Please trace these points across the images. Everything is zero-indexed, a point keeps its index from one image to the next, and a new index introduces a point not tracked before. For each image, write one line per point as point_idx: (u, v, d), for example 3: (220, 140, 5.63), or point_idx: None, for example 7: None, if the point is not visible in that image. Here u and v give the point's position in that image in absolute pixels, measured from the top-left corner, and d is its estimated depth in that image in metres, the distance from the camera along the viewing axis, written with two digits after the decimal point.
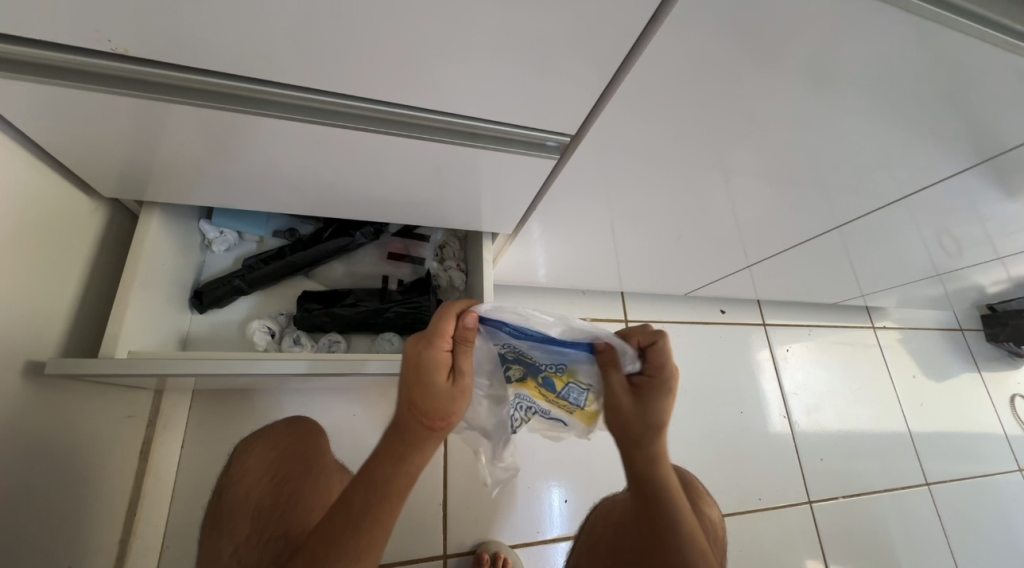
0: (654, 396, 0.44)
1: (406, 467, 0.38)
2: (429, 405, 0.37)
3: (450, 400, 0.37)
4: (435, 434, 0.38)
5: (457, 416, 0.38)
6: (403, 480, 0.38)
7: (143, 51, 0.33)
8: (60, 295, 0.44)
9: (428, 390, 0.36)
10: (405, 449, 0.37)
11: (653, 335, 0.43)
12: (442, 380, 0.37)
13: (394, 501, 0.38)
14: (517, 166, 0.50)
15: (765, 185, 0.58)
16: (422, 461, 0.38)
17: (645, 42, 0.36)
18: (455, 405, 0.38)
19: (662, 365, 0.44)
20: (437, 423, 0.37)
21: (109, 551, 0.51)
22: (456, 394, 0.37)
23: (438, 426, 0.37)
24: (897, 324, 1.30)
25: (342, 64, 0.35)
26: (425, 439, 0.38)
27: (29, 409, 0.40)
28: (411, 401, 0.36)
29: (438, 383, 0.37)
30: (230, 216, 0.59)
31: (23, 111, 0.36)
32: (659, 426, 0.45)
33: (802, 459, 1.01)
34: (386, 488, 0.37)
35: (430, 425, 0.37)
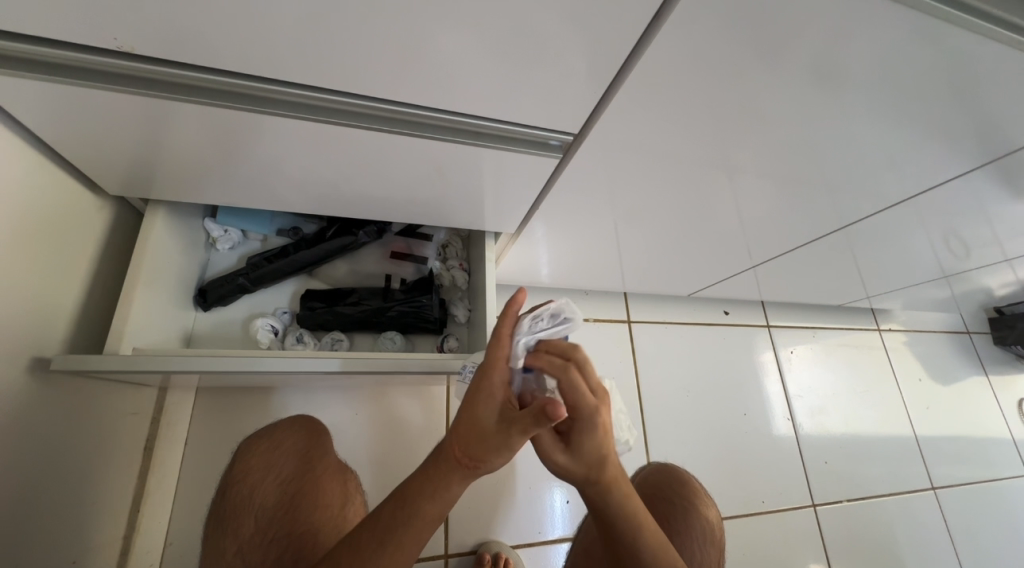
0: (582, 435, 0.42)
1: (438, 496, 0.40)
2: (473, 445, 0.38)
3: (495, 440, 0.38)
4: (472, 472, 0.40)
5: (496, 462, 0.39)
6: (433, 508, 0.40)
7: (148, 49, 0.33)
8: (65, 291, 0.45)
9: (477, 428, 0.38)
10: (442, 479, 0.40)
11: (559, 369, 0.38)
12: (494, 425, 0.38)
13: (420, 526, 0.40)
14: (520, 165, 0.50)
15: (769, 185, 0.57)
16: (454, 495, 0.41)
17: (648, 41, 0.36)
18: (495, 446, 0.38)
19: (580, 402, 0.39)
20: (476, 463, 0.39)
21: (112, 548, 0.51)
22: (503, 445, 0.38)
23: (475, 465, 0.39)
24: (903, 327, 1.29)
25: (345, 63, 0.36)
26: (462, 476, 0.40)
27: (36, 405, 0.40)
28: (459, 434, 0.39)
29: (488, 426, 0.38)
30: (235, 214, 0.59)
31: (31, 109, 0.37)
32: (595, 460, 0.43)
33: (806, 462, 1.01)
34: (414, 511, 0.40)
35: (471, 462, 0.39)
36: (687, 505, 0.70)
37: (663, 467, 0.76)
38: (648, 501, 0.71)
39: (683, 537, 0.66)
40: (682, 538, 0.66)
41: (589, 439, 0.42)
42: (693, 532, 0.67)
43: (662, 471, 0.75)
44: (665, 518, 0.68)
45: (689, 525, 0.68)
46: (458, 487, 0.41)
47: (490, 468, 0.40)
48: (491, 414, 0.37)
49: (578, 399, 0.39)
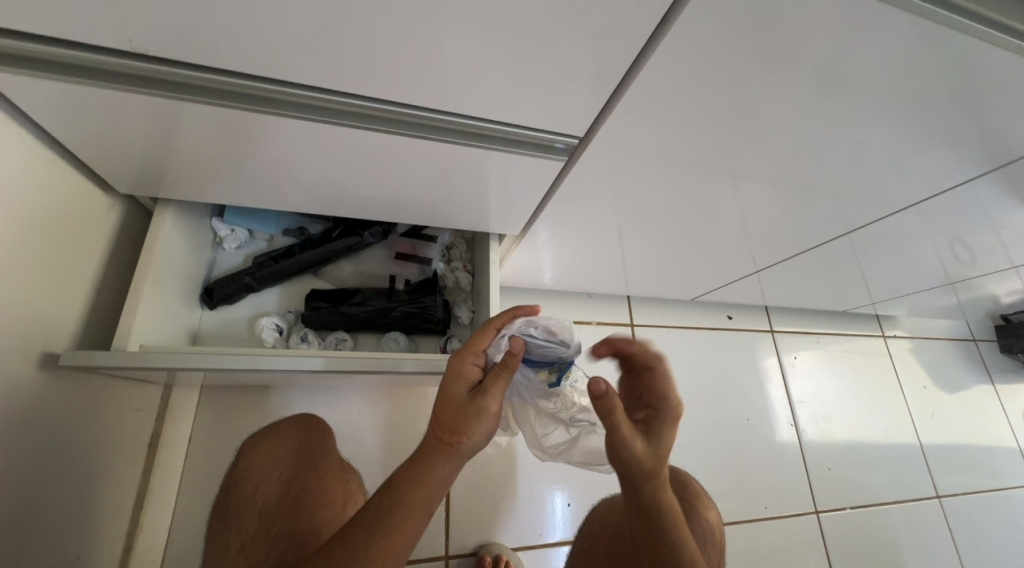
0: (657, 433, 0.46)
1: (427, 482, 0.41)
2: (448, 417, 0.41)
3: (467, 415, 0.41)
4: (455, 454, 0.41)
5: (475, 435, 0.41)
6: (421, 494, 0.41)
7: (161, 50, 0.33)
8: (74, 288, 0.45)
9: (450, 401, 0.42)
10: (426, 463, 0.41)
11: (655, 359, 0.47)
12: (464, 394, 0.42)
13: (414, 515, 0.41)
14: (525, 167, 0.50)
15: (774, 190, 0.57)
16: (444, 481, 0.42)
17: (654, 45, 0.36)
18: (466, 419, 0.41)
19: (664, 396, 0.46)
20: (454, 439, 0.41)
21: (117, 543, 0.52)
22: (475, 409, 0.41)
23: (456, 443, 0.41)
24: (908, 333, 1.28)
25: (354, 65, 0.36)
26: (447, 457, 0.41)
27: (44, 400, 0.41)
28: (436, 412, 0.42)
29: (460, 396, 0.42)
30: (242, 214, 0.60)
31: (45, 108, 0.37)
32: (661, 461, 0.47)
33: (809, 468, 1.00)
34: (405, 498, 0.41)
35: (451, 440, 0.41)
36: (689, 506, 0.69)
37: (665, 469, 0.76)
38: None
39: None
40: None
41: (659, 440, 0.46)
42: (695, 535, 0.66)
43: None
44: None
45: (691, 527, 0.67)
46: (447, 472, 0.42)
47: (470, 443, 0.41)
48: (461, 386, 0.42)
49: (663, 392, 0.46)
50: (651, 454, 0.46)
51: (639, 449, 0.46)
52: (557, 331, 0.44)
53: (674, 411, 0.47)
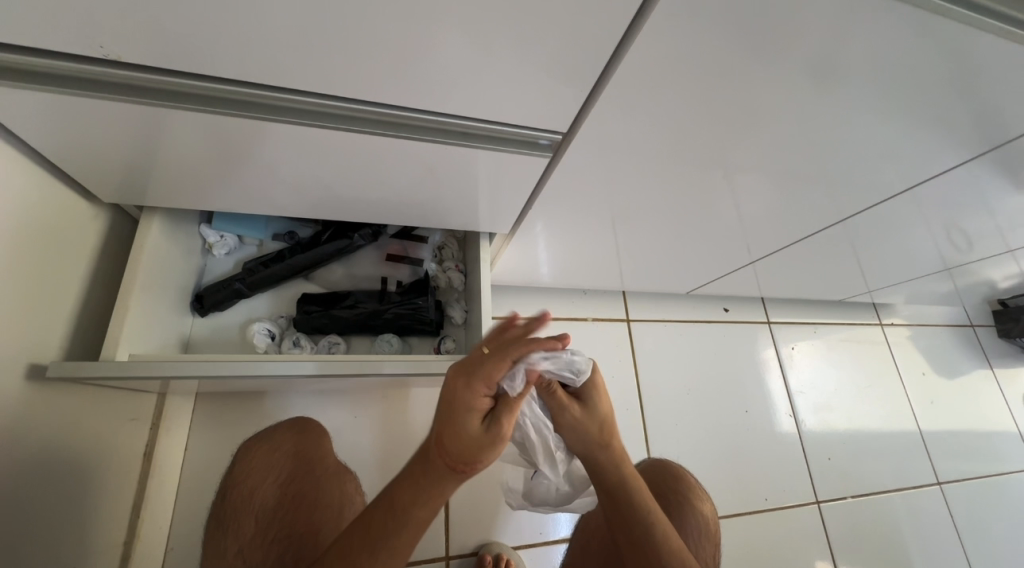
0: (588, 395, 0.50)
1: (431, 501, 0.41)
2: (456, 448, 0.38)
3: (477, 447, 0.38)
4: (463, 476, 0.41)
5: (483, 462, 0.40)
6: (423, 512, 0.41)
7: (135, 56, 0.33)
8: (61, 299, 0.45)
9: (459, 432, 0.38)
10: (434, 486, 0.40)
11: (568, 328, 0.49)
12: (475, 426, 0.38)
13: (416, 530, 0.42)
14: (511, 165, 0.50)
15: (764, 181, 0.57)
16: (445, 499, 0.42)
17: (632, 38, 0.36)
18: (477, 451, 0.39)
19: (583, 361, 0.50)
20: (464, 467, 0.39)
21: (114, 553, 0.51)
22: (490, 443, 0.39)
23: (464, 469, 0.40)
24: (906, 321, 1.28)
25: (331, 67, 0.36)
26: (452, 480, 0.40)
27: (33, 412, 0.40)
28: (440, 440, 0.39)
29: (470, 427, 0.38)
30: (230, 219, 0.59)
31: (21, 118, 0.37)
32: (605, 427, 0.51)
33: (810, 458, 1.00)
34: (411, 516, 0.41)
35: (460, 466, 0.39)
36: (681, 500, 0.70)
37: (656, 463, 0.76)
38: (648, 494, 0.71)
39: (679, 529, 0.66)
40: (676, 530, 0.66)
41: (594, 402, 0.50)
42: (687, 527, 0.67)
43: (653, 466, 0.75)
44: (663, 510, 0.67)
45: (684, 520, 0.67)
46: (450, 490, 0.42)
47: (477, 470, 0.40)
48: (476, 418, 0.38)
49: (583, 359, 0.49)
50: (596, 423, 0.50)
51: (580, 418, 0.50)
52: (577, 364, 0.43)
53: (597, 376, 0.49)
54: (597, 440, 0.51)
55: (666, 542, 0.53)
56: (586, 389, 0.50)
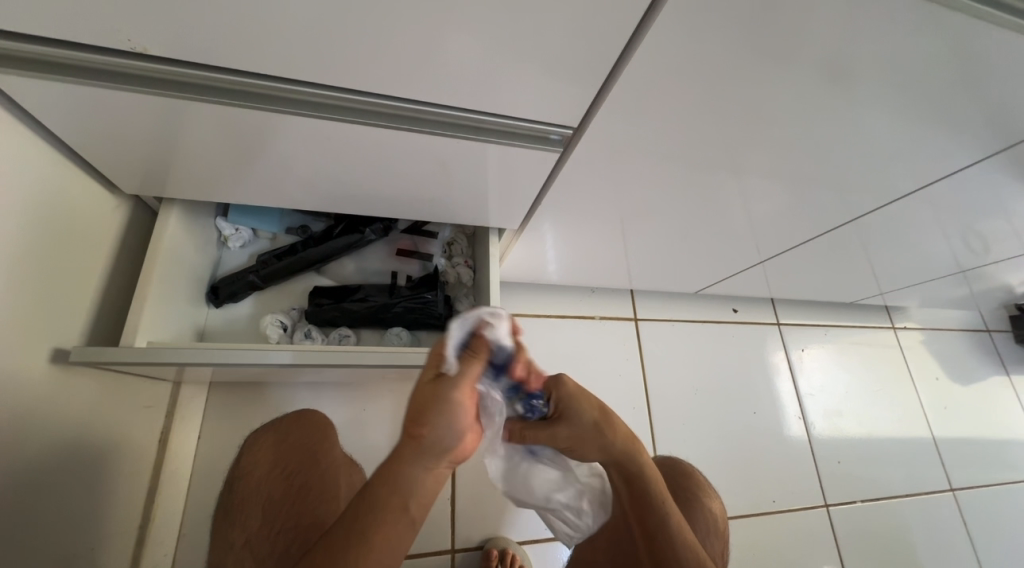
0: (571, 406, 0.49)
1: (408, 486, 0.38)
2: (411, 409, 0.37)
3: (431, 407, 0.36)
4: (426, 450, 0.38)
5: (440, 428, 0.37)
6: (399, 498, 0.38)
7: (161, 50, 0.34)
8: (85, 286, 0.47)
9: (415, 388, 0.37)
10: (403, 462, 0.38)
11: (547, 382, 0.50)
12: (430, 381, 0.37)
13: (401, 521, 0.38)
14: (521, 160, 0.50)
15: (775, 179, 0.57)
16: (427, 486, 0.39)
17: (644, 32, 0.36)
18: (427, 412, 0.36)
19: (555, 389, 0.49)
20: (420, 432, 0.37)
21: (128, 536, 0.53)
22: (441, 402, 0.36)
23: (421, 435, 0.37)
24: (919, 325, 1.26)
25: (346, 60, 0.36)
26: (416, 453, 0.38)
27: (55, 394, 0.42)
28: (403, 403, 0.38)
29: (423, 383, 0.37)
30: (245, 213, 0.61)
31: (49, 110, 0.38)
32: (598, 427, 0.51)
33: (819, 462, 0.99)
34: (388, 502, 0.38)
35: (413, 432, 0.37)
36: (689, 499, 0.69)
37: (668, 460, 0.76)
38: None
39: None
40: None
41: (580, 410, 0.50)
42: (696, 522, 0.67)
43: (663, 463, 0.75)
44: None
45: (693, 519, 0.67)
46: (423, 471, 0.39)
47: (435, 439, 0.37)
48: (427, 372, 0.37)
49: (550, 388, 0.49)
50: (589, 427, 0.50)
51: (573, 432, 0.50)
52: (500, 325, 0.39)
53: (569, 388, 0.49)
54: (597, 440, 0.51)
55: (679, 539, 0.52)
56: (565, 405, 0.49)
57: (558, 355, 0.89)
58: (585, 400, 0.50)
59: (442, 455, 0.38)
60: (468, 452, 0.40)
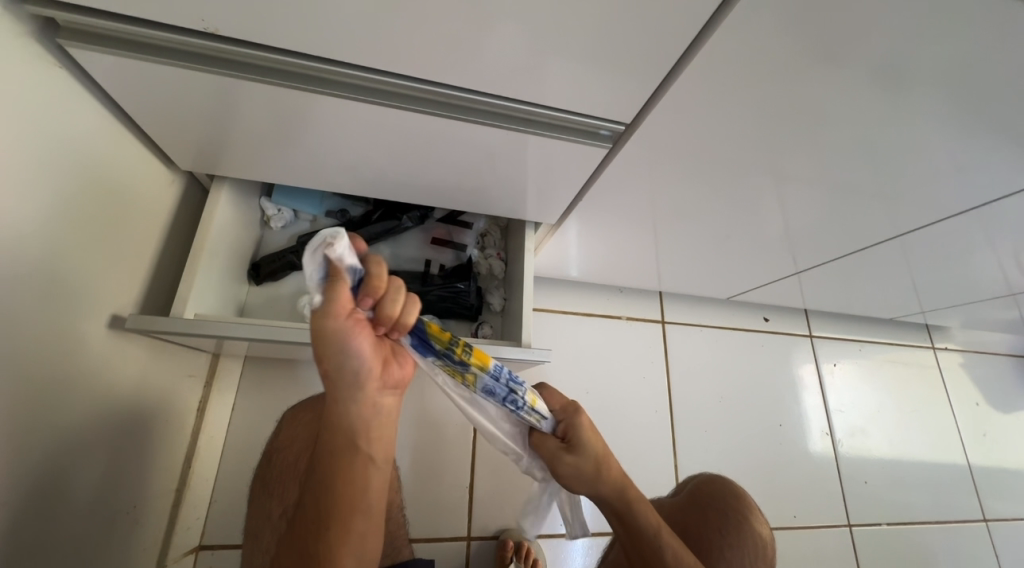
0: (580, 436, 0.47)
1: (348, 426, 0.39)
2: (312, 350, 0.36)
3: (324, 346, 0.35)
4: (343, 388, 0.38)
5: (345, 361, 0.36)
6: (343, 438, 0.40)
7: (230, 31, 0.35)
8: (142, 257, 0.49)
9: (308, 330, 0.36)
10: (331, 407, 0.39)
11: (568, 410, 0.48)
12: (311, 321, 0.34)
13: (360, 459, 0.40)
14: (568, 154, 0.49)
15: (826, 188, 0.55)
16: (367, 418, 0.40)
17: (710, 30, 0.35)
18: (325, 350, 0.35)
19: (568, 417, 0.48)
20: (327, 376, 0.37)
21: (166, 498, 0.55)
22: (329, 337, 0.34)
23: (329, 372, 0.37)
24: (960, 347, 1.20)
25: (406, 48, 0.36)
26: (335, 389, 0.38)
27: (110, 357, 0.44)
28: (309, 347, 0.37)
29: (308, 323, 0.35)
30: (289, 194, 0.62)
31: (120, 86, 0.40)
32: (600, 459, 0.48)
33: (844, 481, 0.96)
34: (338, 448, 0.40)
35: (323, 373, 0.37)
36: (739, 520, 0.65)
37: (719, 480, 0.72)
38: (701, 511, 0.67)
39: (734, 551, 0.63)
40: (733, 553, 0.62)
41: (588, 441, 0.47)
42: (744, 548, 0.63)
43: (714, 480, 0.72)
44: (718, 533, 0.64)
45: (741, 538, 0.64)
46: (354, 404, 0.39)
47: (344, 377, 0.37)
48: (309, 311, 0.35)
49: (566, 413, 0.48)
50: (590, 461, 0.47)
51: (575, 464, 0.47)
52: (347, 246, 0.33)
53: (581, 417, 0.48)
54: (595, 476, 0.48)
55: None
56: (575, 432, 0.47)
57: (582, 353, 0.88)
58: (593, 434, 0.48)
59: (363, 385, 0.38)
60: (391, 372, 0.39)
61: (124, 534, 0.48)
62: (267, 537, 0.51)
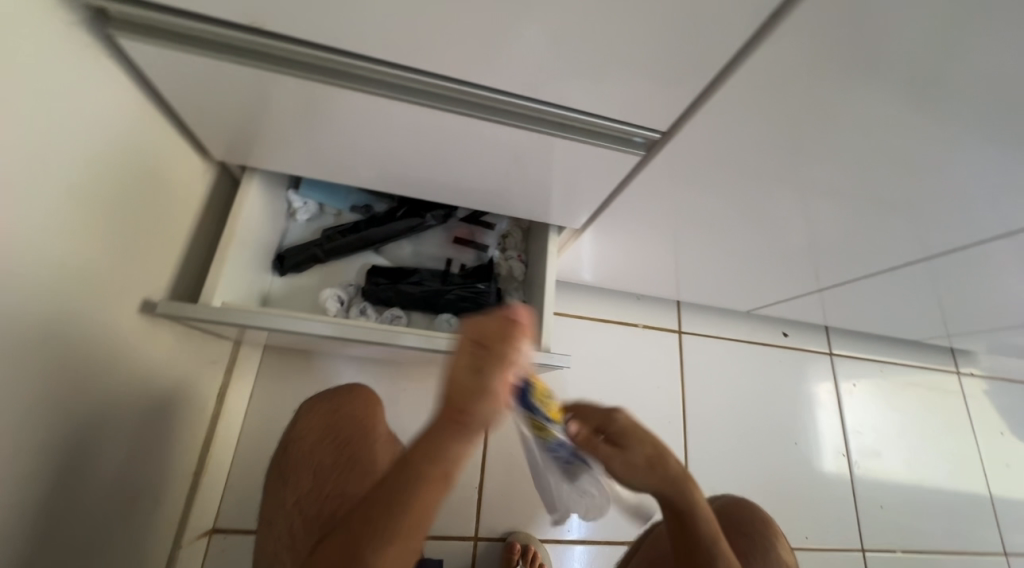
0: (629, 436, 0.46)
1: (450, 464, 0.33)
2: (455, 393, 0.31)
3: (476, 393, 0.31)
4: (473, 430, 0.33)
5: (487, 408, 0.32)
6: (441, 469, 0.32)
7: (278, 27, 0.36)
8: (175, 244, 0.50)
9: (455, 375, 0.31)
10: (443, 440, 0.32)
11: (607, 417, 0.47)
12: (466, 372, 0.31)
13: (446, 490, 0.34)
14: (600, 159, 0.49)
15: (861, 207, 0.53)
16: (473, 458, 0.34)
17: (758, 42, 0.34)
18: (474, 397, 0.31)
19: (610, 424, 0.46)
20: (472, 419, 0.32)
21: (185, 480, 0.56)
22: (484, 388, 0.31)
23: (464, 416, 0.32)
24: (986, 373, 1.16)
25: (448, 50, 0.37)
26: (459, 430, 0.32)
27: (142, 339, 0.45)
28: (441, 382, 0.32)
29: (461, 372, 0.31)
30: (316, 188, 0.63)
31: (165, 76, 0.41)
32: (655, 456, 0.47)
33: (859, 504, 0.94)
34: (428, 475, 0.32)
35: (453, 414, 0.32)
36: (765, 543, 0.64)
37: (744, 503, 0.70)
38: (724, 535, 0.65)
39: None
40: None
41: (636, 442, 0.47)
42: None
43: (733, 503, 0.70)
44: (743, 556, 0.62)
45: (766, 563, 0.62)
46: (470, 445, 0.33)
47: (486, 419, 0.32)
48: (461, 359, 0.31)
49: (608, 418, 0.47)
50: (645, 457, 0.47)
51: (631, 464, 0.46)
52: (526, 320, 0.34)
53: (627, 418, 0.47)
54: (654, 473, 0.47)
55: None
56: (625, 433, 0.46)
57: (597, 359, 0.87)
58: (640, 434, 0.47)
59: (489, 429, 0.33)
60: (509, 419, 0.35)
61: (145, 513, 0.49)
62: (281, 526, 0.50)
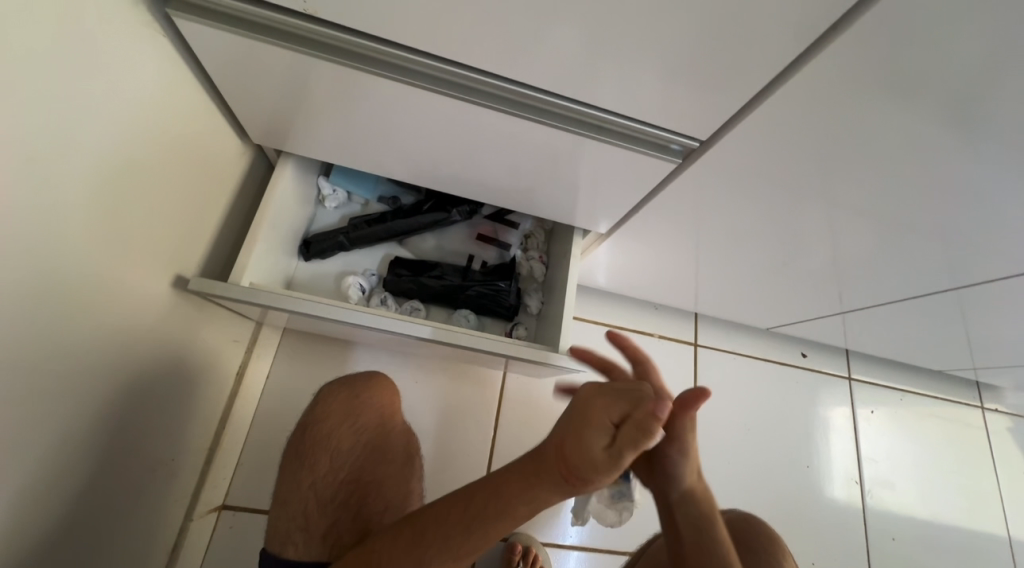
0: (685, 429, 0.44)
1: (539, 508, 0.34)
2: (578, 462, 0.31)
3: (600, 468, 0.31)
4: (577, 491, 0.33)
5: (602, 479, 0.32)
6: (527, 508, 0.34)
7: (329, 14, 0.36)
8: (209, 222, 0.51)
9: (583, 446, 0.31)
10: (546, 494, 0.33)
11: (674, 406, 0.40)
12: (600, 450, 0.30)
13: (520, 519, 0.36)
14: (634, 165, 0.48)
15: (899, 231, 0.52)
16: None
17: (811, 55, 0.34)
18: (598, 472, 0.31)
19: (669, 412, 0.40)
20: (586, 483, 0.32)
21: (200, 453, 0.57)
22: (611, 465, 0.31)
23: (577, 480, 0.32)
24: (1011, 411, 1.12)
25: (493, 46, 0.37)
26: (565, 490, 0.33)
27: (173, 312, 0.46)
28: (562, 445, 0.32)
29: (594, 447, 0.30)
30: (347, 176, 0.64)
31: (214, 58, 0.41)
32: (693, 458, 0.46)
33: (869, 534, 0.91)
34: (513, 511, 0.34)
35: (565, 476, 0.32)
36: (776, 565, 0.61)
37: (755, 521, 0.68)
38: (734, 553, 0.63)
39: None
40: None
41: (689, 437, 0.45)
42: None
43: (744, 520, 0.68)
44: None
45: None
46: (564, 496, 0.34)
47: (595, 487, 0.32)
48: (600, 437, 0.30)
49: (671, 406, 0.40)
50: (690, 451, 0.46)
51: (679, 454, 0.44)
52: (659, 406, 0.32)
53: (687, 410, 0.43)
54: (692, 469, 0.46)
55: None
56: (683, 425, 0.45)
57: None
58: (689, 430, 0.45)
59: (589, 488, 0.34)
60: None
61: (162, 483, 0.50)
62: (295, 505, 0.50)
